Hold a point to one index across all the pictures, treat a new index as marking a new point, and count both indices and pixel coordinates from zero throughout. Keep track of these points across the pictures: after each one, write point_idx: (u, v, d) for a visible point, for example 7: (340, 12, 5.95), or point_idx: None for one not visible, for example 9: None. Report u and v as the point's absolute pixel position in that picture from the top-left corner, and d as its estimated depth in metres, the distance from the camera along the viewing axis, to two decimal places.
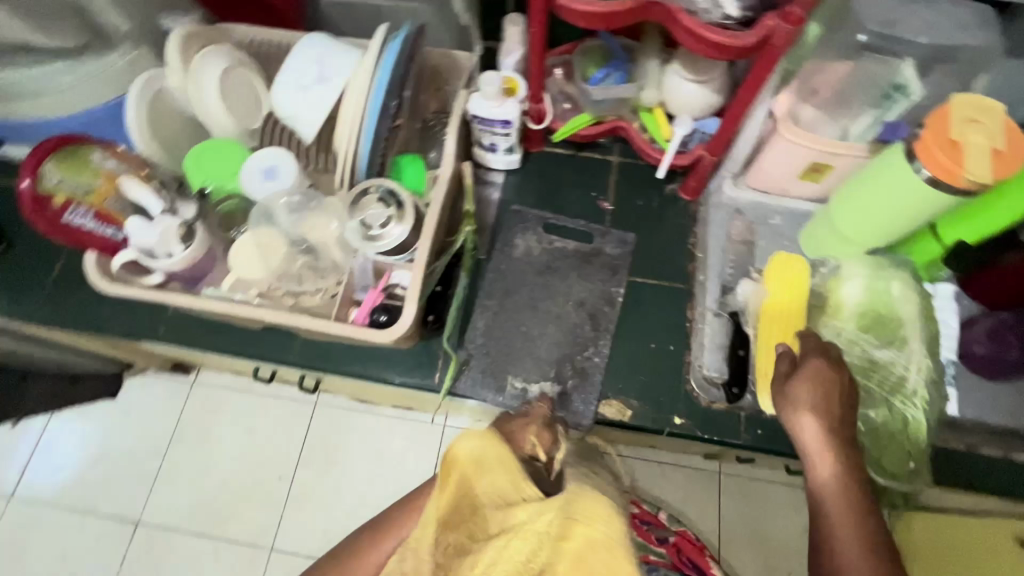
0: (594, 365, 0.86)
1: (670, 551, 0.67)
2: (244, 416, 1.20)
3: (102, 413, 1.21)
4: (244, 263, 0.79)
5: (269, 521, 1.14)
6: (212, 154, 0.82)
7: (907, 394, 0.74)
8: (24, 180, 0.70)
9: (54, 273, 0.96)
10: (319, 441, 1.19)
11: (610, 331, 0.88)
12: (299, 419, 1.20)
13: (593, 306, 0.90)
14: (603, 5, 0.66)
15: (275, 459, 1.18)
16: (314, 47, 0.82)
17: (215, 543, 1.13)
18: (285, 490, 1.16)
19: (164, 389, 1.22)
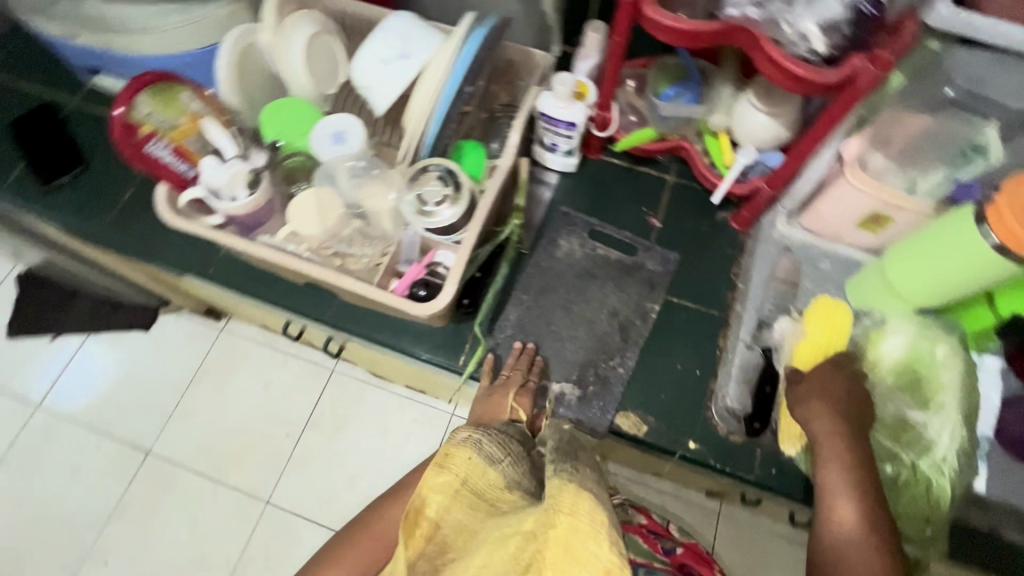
0: (617, 375, 0.86)
1: (675, 562, 0.66)
2: (262, 370, 1.32)
3: (133, 344, 1.35)
4: (301, 216, 0.83)
5: (269, 475, 1.24)
6: (288, 110, 0.85)
7: (936, 459, 0.72)
8: (119, 108, 0.78)
9: (122, 199, 1.02)
10: (329, 407, 1.28)
11: (637, 345, 0.88)
12: (314, 382, 1.30)
13: (626, 317, 0.90)
14: (689, 23, 0.66)
15: (285, 418, 1.28)
16: (400, 25, 0.85)
17: (215, 484, 1.24)
18: (289, 448, 1.26)
19: (194, 331, 1.35)
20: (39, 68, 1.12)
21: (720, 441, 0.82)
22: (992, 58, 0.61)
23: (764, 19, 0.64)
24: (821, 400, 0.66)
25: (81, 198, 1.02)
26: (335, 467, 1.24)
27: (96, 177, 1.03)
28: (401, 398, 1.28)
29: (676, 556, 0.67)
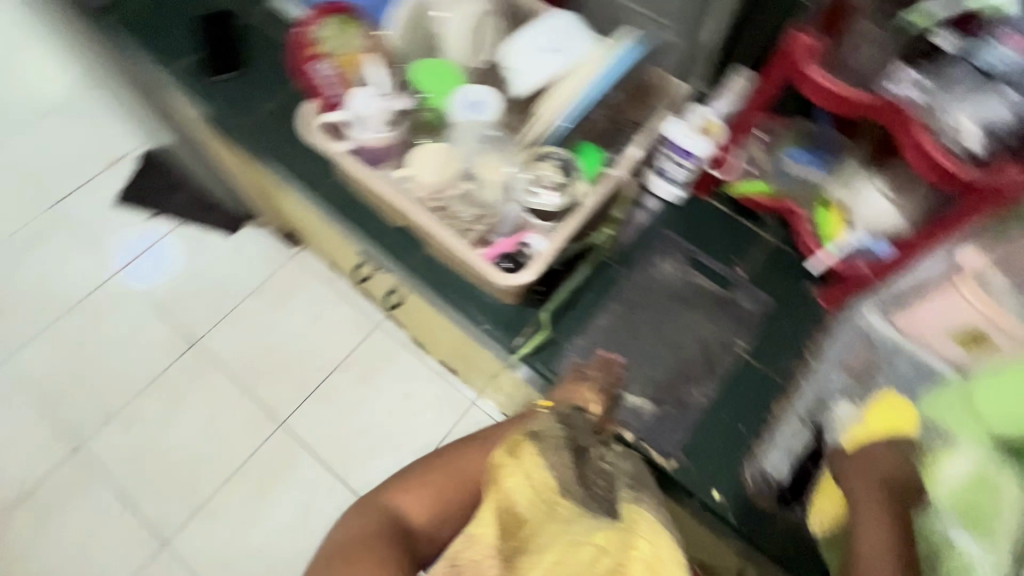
0: (698, 402, 0.88)
1: None
2: (315, 306, 1.56)
3: (199, 240, 1.64)
4: (422, 164, 0.89)
5: (291, 399, 1.48)
6: (438, 70, 0.92)
7: None
8: (310, 27, 0.93)
9: (266, 108, 1.12)
10: (365, 355, 1.52)
11: (720, 376, 0.90)
12: (358, 329, 1.54)
13: (712, 348, 0.92)
14: (844, 88, 0.68)
15: (322, 353, 1.52)
16: (561, 23, 0.91)
17: (245, 394, 1.48)
18: (318, 380, 1.49)
19: (270, 250, 1.62)
20: None
21: (745, 501, 0.80)
22: None
23: (925, 104, 0.65)
24: (864, 462, 0.67)
25: (231, 97, 1.13)
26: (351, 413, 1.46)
27: (249, 82, 1.14)
28: (432, 372, 1.49)
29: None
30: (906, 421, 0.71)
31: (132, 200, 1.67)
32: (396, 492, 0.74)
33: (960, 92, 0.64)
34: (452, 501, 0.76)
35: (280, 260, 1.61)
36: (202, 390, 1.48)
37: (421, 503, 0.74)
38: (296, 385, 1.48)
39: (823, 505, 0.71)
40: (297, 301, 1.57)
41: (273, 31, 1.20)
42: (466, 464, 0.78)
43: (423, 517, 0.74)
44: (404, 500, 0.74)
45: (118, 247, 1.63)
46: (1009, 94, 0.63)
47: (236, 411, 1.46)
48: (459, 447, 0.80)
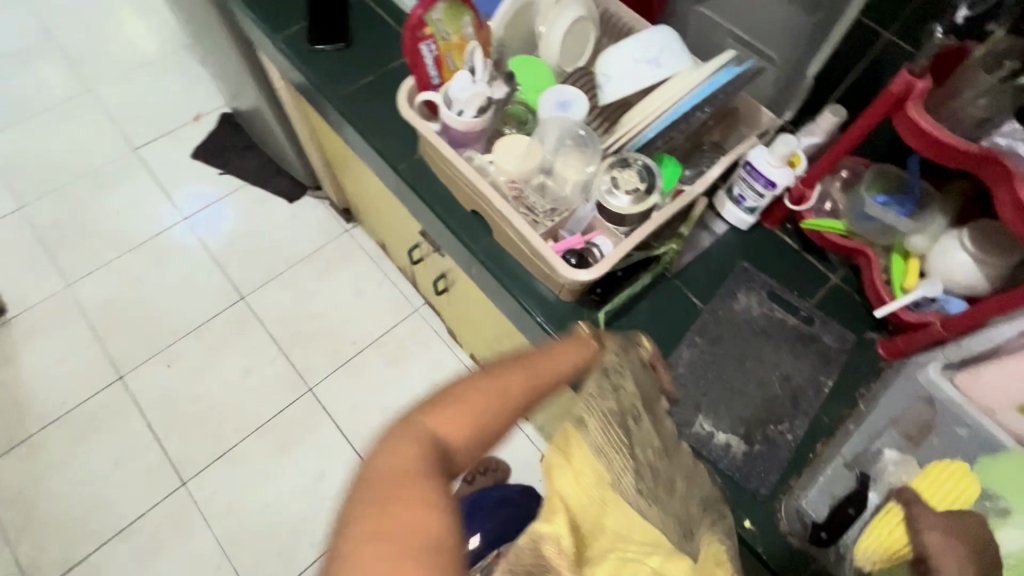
0: (785, 442, 0.85)
1: None
2: (361, 281, 1.63)
3: (272, 207, 1.72)
4: (504, 154, 0.92)
5: (323, 365, 1.53)
6: (531, 66, 0.97)
7: None
8: (420, 8, 0.88)
9: (361, 82, 1.18)
10: (400, 337, 1.58)
11: (808, 416, 0.87)
12: (399, 311, 1.60)
13: (798, 386, 0.89)
14: (947, 136, 0.67)
15: (362, 327, 1.58)
16: (662, 37, 0.93)
17: (280, 352, 1.54)
18: (350, 352, 1.55)
19: (327, 223, 1.70)
20: None
21: (776, 534, 0.79)
22: None
23: None
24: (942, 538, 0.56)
25: (331, 67, 1.19)
26: (378, 391, 1.51)
27: (347, 56, 1.20)
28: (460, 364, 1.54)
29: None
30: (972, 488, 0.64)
31: (213, 154, 1.78)
32: (435, 414, 0.57)
33: None
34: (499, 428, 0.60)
35: (334, 232, 1.69)
36: (247, 341, 1.55)
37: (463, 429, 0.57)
38: (329, 352, 1.55)
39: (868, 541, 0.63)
40: (345, 272, 1.64)
41: (376, 13, 1.26)
42: (524, 389, 0.61)
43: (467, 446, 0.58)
44: (441, 424, 0.57)
45: (189, 194, 1.73)
46: None
47: (275, 367, 1.53)
48: (515, 368, 0.62)
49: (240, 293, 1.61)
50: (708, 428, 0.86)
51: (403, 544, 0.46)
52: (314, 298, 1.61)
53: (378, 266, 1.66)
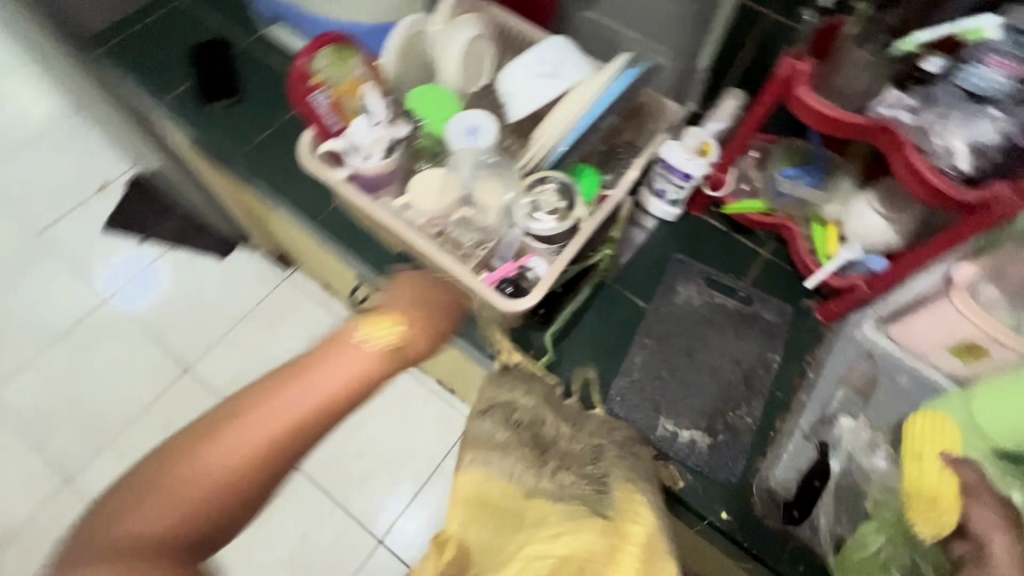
0: (745, 426, 0.87)
1: None
2: (308, 328, 1.54)
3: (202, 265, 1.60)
4: (421, 192, 0.88)
5: None
6: (433, 97, 0.94)
7: None
8: (303, 57, 0.87)
9: (262, 136, 1.12)
10: None
11: (763, 396, 0.89)
12: None
13: (748, 368, 0.91)
14: (837, 111, 0.69)
15: None
16: (556, 48, 0.92)
17: None
18: None
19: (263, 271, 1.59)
20: (226, 6, 1.26)
21: (752, 519, 0.80)
22: None
23: (916, 125, 0.66)
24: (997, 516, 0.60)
25: (227, 125, 1.13)
26: (347, 440, 1.35)
27: (243, 110, 1.15)
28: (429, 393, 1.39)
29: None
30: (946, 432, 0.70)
31: (124, 221, 1.64)
32: (201, 453, 0.52)
33: (951, 112, 0.65)
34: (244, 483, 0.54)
35: (270, 282, 1.58)
36: None
37: (233, 468, 0.52)
38: None
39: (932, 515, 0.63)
40: (291, 321, 1.55)
41: (265, 59, 1.20)
42: (317, 400, 0.57)
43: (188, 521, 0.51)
44: (210, 466, 0.52)
45: (106, 271, 1.59)
46: (997, 115, 0.64)
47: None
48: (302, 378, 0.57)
49: (184, 366, 1.49)
50: (671, 428, 0.86)
51: None
52: (263, 355, 1.52)
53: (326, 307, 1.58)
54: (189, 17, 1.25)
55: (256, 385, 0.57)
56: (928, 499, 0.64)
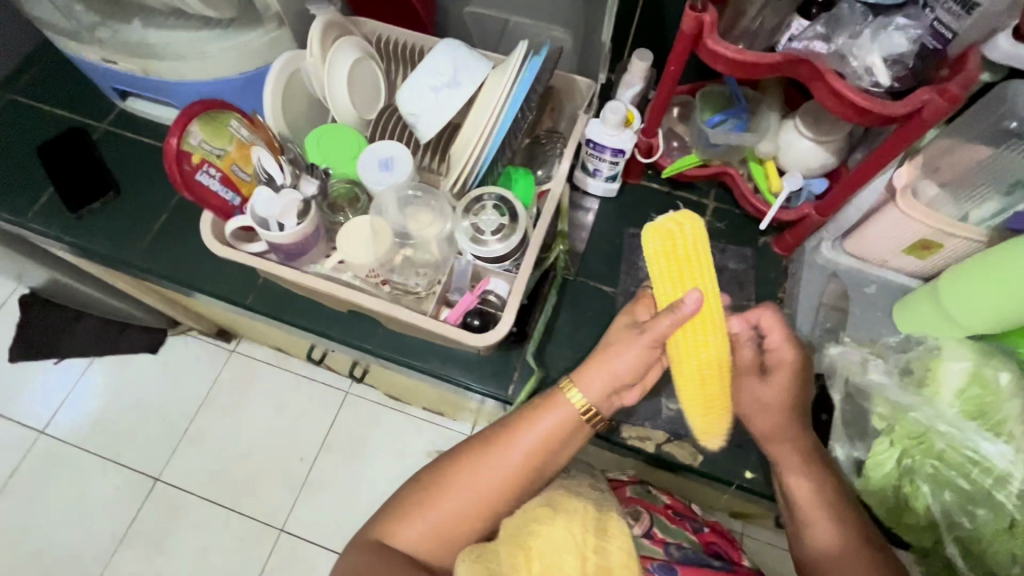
0: None
1: (702, 539, 0.81)
2: (276, 394, 1.41)
3: (140, 364, 1.44)
4: (351, 243, 0.80)
5: (282, 504, 1.33)
6: (336, 137, 0.86)
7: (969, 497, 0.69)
8: (173, 137, 0.74)
9: (157, 226, 1.00)
10: (349, 430, 1.38)
11: None
12: (329, 407, 1.40)
13: None
14: (752, 55, 0.67)
15: (303, 441, 1.37)
16: (448, 53, 0.84)
17: (228, 512, 1.32)
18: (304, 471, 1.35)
19: (206, 351, 1.45)
20: (64, 87, 1.10)
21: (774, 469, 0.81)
22: None
23: (831, 52, 0.65)
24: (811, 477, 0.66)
25: (114, 225, 1.00)
26: (351, 496, 1.33)
27: (125, 201, 1.02)
28: (418, 420, 1.38)
29: (702, 535, 0.82)
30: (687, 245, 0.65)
31: (31, 344, 1.44)
32: (449, 478, 0.68)
33: (860, 31, 0.65)
34: (484, 529, 0.69)
35: (220, 360, 1.44)
36: (183, 525, 1.32)
37: (460, 507, 0.67)
38: (281, 482, 1.34)
39: (710, 423, 0.71)
40: (253, 395, 1.41)
41: (131, 137, 1.07)
42: (503, 474, 0.68)
43: (432, 553, 0.67)
44: (442, 510, 0.67)
45: (32, 402, 1.41)
46: (904, 22, 0.64)
47: (234, 531, 1.31)
48: (494, 447, 0.68)
49: (153, 475, 1.35)
50: (675, 406, 0.85)
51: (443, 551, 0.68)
52: (236, 439, 1.37)
53: (286, 365, 1.43)
54: (27, 112, 1.08)
55: (465, 446, 0.71)
56: (709, 396, 0.69)
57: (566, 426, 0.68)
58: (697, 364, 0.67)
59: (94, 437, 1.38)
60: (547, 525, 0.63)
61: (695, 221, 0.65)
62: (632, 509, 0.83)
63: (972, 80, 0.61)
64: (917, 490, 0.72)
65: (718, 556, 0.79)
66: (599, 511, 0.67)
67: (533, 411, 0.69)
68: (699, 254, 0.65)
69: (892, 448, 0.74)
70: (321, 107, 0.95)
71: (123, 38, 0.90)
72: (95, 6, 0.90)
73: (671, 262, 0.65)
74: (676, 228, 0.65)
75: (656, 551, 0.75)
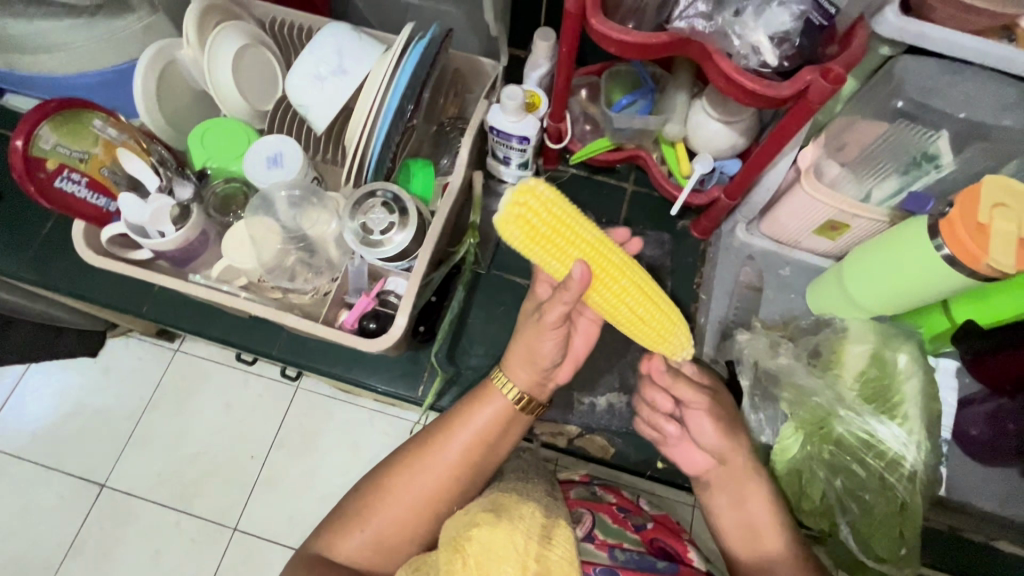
0: None
1: (644, 538, 0.70)
2: (220, 394, 1.30)
3: (73, 368, 1.32)
4: (236, 251, 0.76)
5: (233, 504, 1.24)
6: (218, 133, 0.81)
7: (866, 481, 0.71)
8: (19, 141, 0.68)
9: (43, 232, 0.94)
10: (297, 426, 1.28)
11: None
12: (278, 402, 1.29)
13: None
14: (638, 35, 0.62)
15: (247, 441, 1.27)
16: (333, 37, 0.78)
17: (177, 516, 1.24)
18: (255, 470, 1.26)
19: (145, 352, 1.32)
20: None
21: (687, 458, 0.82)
22: (940, 67, 0.62)
23: (713, 31, 0.61)
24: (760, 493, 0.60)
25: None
26: (298, 491, 1.25)
27: (12, 208, 0.95)
28: (369, 413, 1.28)
29: (645, 531, 0.71)
30: (548, 213, 0.55)
31: None
32: (391, 482, 0.63)
33: (744, 7, 0.61)
34: (430, 534, 0.63)
35: (161, 361, 1.32)
36: (133, 529, 1.23)
37: (404, 512, 0.62)
38: (229, 483, 1.25)
39: (673, 346, 0.67)
40: (200, 391, 1.30)
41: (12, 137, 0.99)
42: (447, 471, 0.63)
43: (376, 563, 0.62)
44: (384, 518, 0.62)
45: None
46: None
47: (183, 533, 1.23)
48: (436, 441, 0.64)
49: (98, 481, 1.25)
50: (588, 400, 0.85)
51: (389, 559, 0.62)
52: (185, 438, 1.27)
53: (233, 362, 1.32)
54: None
55: (405, 445, 0.65)
56: (647, 329, 0.66)
57: (505, 420, 0.65)
58: (625, 306, 0.62)
59: (34, 445, 1.28)
60: (486, 536, 0.57)
61: (542, 182, 0.54)
62: (575, 513, 0.72)
63: (857, 57, 0.59)
64: (814, 477, 0.72)
65: (663, 553, 0.68)
66: (546, 516, 0.61)
67: (475, 400, 0.65)
68: (567, 218, 0.56)
69: (797, 434, 0.74)
70: (210, 99, 0.88)
71: None
72: None
73: (539, 242, 0.56)
74: (526, 200, 0.54)
75: (599, 556, 0.65)
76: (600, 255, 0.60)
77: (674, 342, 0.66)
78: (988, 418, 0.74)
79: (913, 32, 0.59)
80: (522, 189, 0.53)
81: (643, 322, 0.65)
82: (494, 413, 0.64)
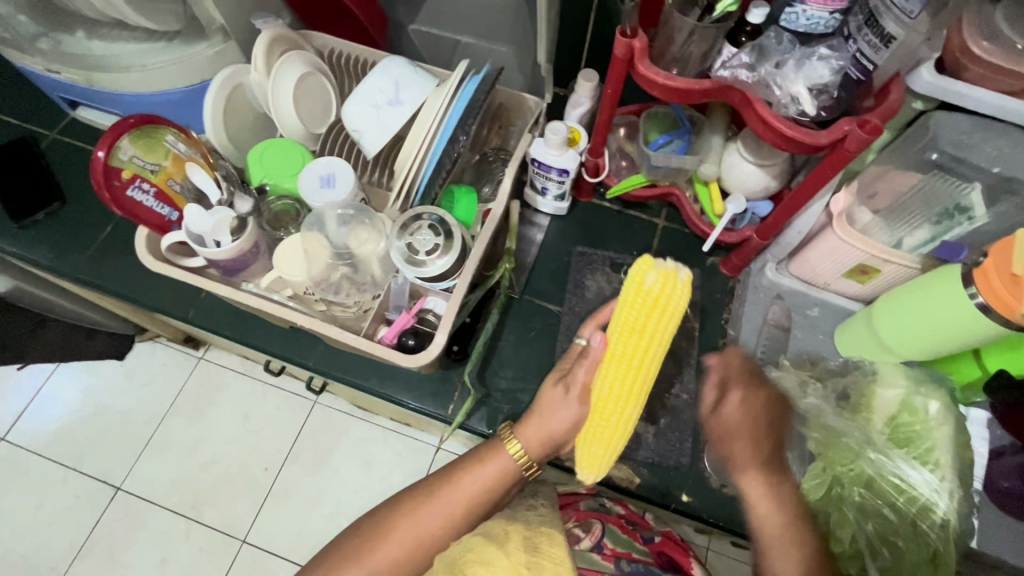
0: (683, 402, 0.88)
1: (653, 550, 0.75)
2: (244, 403, 1.32)
3: (104, 370, 1.35)
4: (288, 263, 0.80)
5: (246, 514, 1.25)
6: (274, 153, 0.86)
7: (898, 530, 0.71)
8: (100, 152, 0.75)
9: (100, 237, 0.99)
10: (316, 440, 1.30)
11: (691, 365, 0.90)
12: (300, 414, 1.31)
13: (673, 342, 0.92)
14: (683, 81, 0.65)
15: (266, 451, 1.29)
16: (391, 70, 0.83)
17: (189, 523, 1.24)
18: (269, 481, 1.27)
19: (175, 358, 1.36)
20: (16, 97, 1.08)
21: (712, 493, 0.82)
22: (973, 123, 0.65)
23: (756, 81, 0.65)
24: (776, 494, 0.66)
25: (59, 236, 0.99)
26: (312, 505, 1.25)
27: (72, 214, 1.01)
28: (387, 431, 1.30)
29: (654, 543, 0.76)
30: (661, 295, 0.54)
31: None
32: (391, 525, 0.65)
33: (784, 60, 0.66)
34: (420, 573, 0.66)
35: (190, 367, 1.35)
36: (146, 532, 1.24)
37: (398, 553, 0.64)
38: (244, 491, 1.26)
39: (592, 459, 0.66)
40: (224, 399, 1.33)
41: (80, 148, 1.05)
42: (445, 519, 0.65)
43: None
44: (378, 559, 0.64)
45: None
46: (827, 53, 0.65)
47: (193, 541, 1.23)
48: (440, 490, 0.67)
49: (114, 484, 1.27)
50: None
51: None
52: (206, 445, 1.29)
53: (260, 373, 1.34)
54: None
55: (409, 490, 0.68)
56: (601, 441, 0.63)
57: (507, 475, 0.67)
58: (605, 393, 0.60)
59: (59, 442, 1.31)
60: (484, 557, 0.60)
61: (684, 280, 0.54)
62: (585, 523, 0.75)
63: (893, 111, 0.61)
64: (844, 518, 0.72)
65: (670, 566, 0.74)
66: (529, 530, 0.65)
67: (481, 454, 0.69)
68: (665, 314, 0.55)
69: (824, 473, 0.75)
70: (269, 120, 0.94)
71: (65, 49, 0.88)
72: (35, 15, 0.88)
73: (634, 312, 0.55)
74: (665, 274, 0.53)
75: (605, 566, 0.70)
76: (626, 358, 0.58)
77: (591, 459, 0.65)
78: (1019, 471, 0.73)
79: (948, 91, 0.61)
80: (669, 268, 0.53)
81: (599, 420, 0.62)
82: (498, 469, 0.67)
